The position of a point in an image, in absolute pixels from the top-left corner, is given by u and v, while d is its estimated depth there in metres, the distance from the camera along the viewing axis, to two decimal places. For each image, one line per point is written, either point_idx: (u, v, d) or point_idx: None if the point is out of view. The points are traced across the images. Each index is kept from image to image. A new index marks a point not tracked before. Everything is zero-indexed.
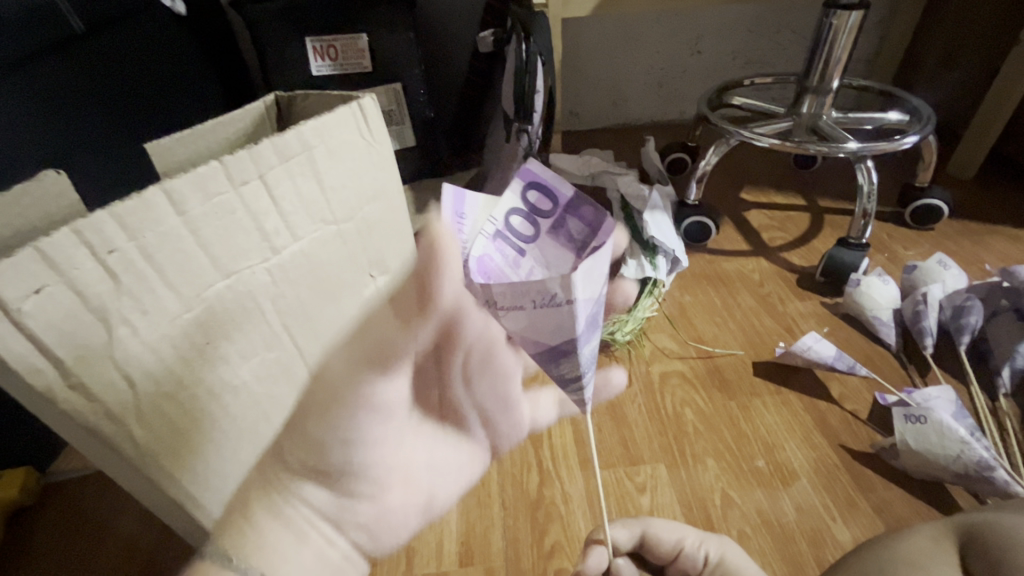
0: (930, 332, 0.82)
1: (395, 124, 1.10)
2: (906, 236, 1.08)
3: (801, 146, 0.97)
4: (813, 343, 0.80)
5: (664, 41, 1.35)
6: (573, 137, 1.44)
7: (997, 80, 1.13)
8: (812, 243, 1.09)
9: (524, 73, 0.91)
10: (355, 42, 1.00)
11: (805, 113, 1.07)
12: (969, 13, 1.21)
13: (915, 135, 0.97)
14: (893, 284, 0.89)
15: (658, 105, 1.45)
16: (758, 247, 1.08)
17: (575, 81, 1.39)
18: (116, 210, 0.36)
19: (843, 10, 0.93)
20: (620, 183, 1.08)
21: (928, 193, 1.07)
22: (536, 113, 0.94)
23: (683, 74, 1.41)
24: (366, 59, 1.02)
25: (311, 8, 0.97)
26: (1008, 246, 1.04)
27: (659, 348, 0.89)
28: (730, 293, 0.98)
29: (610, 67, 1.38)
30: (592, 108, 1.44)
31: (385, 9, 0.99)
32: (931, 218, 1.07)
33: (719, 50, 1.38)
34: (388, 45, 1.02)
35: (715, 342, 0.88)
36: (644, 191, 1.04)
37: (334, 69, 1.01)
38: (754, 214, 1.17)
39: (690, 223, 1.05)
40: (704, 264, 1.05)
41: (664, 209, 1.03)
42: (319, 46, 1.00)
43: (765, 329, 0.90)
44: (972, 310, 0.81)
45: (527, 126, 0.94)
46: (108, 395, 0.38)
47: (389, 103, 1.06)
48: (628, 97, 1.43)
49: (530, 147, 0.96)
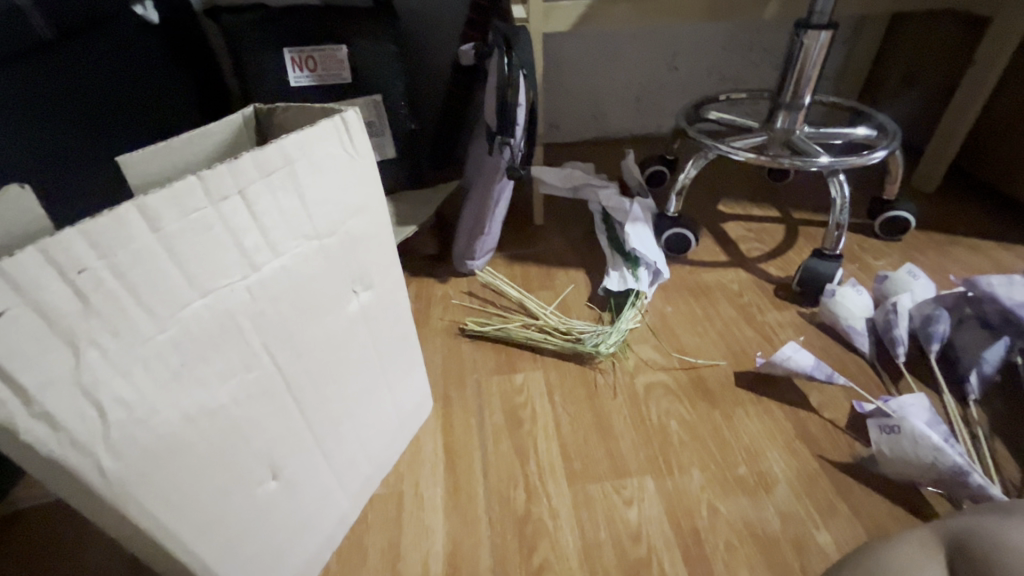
0: (902, 341, 0.83)
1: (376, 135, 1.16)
2: (876, 247, 1.12)
3: (775, 160, 1.00)
4: (793, 353, 0.79)
5: (641, 56, 1.38)
6: (554, 150, 1.46)
7: (957, 97, 1.18)
8: (788, 254, 1.12)
9: (506, 85, 0.89)
10: (335, 51, 1.05)
11: (779, 128, 1.09)
12: (930, 31, 1.26)
13: (884, 150, 1.00)
14: (866, 294, 0.91)
15: (636, 118, 1.48)
16: (736, 259, 1.10)
17: (554, 94, 1.41)
18: (87, 228, 0.34)
19: (812, 30, 0.96)
20: (603, 195, 1.10)
21: (895, 205, 1.10)
22: (518, 127, 0.92)
23: (661, 88, 1.43)
24: (345, 69, 1.07)
25: (297, 21, 1.03)
26: (971, 257, 1.08)
27: (643, 359, 0.89)
28: (711, 303, 0.99)
29: (589, 81, 1.40)
30: (572, 120, 1.46)
31: (364, 23, 1.06)
32: (898, 229, 1.11)
33: (695, 65, 1.41)
34: (367, 54, 1.07)
35: (696, 353, 0.89)
36: (625, 203, 1.06)
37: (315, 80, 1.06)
38: (732, 225, 1.20)
39: (670, 236, 1.06)
40: (684, 275, 1.07)
41: (645, 220, 1.05)
42: (297, 57, 1.04)
43: (745, 338, 0.92)
44: (940, 319, 0.82)
45: (509, 139, 0.92)
46: (75, 424, 0.35)
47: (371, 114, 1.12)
48: (606, 110, 1.45)
49: (512, 161, 0.95)
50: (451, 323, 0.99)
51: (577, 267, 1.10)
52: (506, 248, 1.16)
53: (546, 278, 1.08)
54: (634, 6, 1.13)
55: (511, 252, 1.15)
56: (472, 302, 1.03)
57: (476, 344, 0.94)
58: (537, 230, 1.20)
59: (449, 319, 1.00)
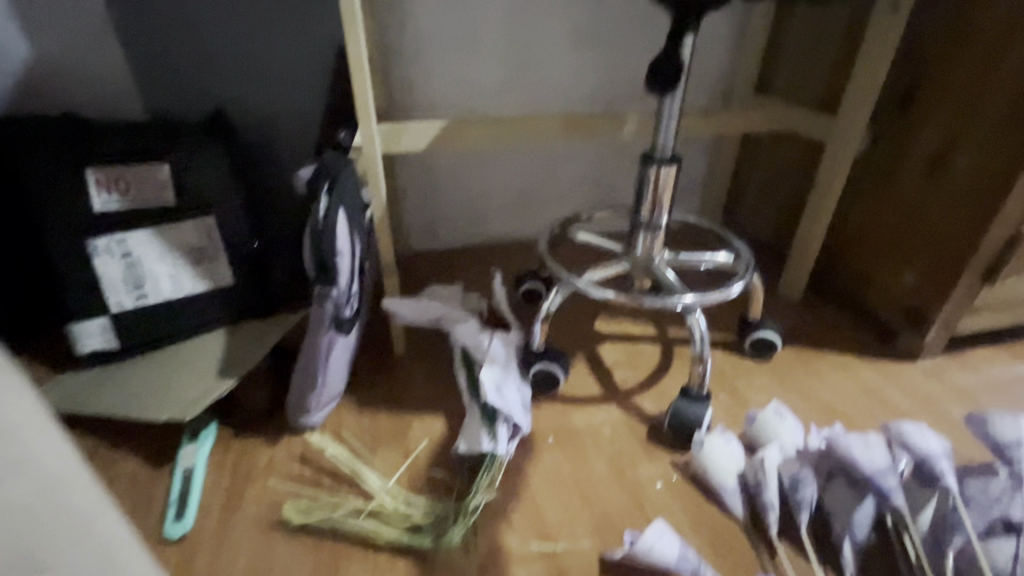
0: (772, 507, 0.76)
1: (206, 261, 1.04)
2: (748, 369, 1.08)
3: (636, 298, 0.94)
4: (657, 540, 0.72)
5: (516, 164, 1.30)
6: (424, 260, 1.33)
7: (810, 204, 1.16)
8: (663, 383, 1.02)
9: (319, 233, 0.78)
10: (155, 173, 1.00)
11: (640, 253, 1.03)
12: (783, 145, 1.29)
13: (739, 282, 0.98)
14: (735, 441, 0.84)
15: (518, 222, 1.37)
16: (610, 390, 1.00)
17: (425, 202, 1.31)
18: None
19: (659, 163, 0.94)
20: (460, 332, 0.97)
21: (761, 326, 1.07)
22: (341, 273, 0.81)
23: (541, 194, 1.35)
24: (168, 188, 1.01)
25: (108, 146, 0.99)
26: (839, 377, 1.06)
27: (492, 547, 0.77)
28: (580, 458, 0.88)
29: (463, 189, 1.31)
30: (450, 226, 1.35)
31: (188, 139, 1.02)
32: (766, 350, 1.08)
33: (572, 173, 1.34)
34: (188, 166, 1.02)
35: (558, 534, 0.78)
36: (483, 341, 0.94)
37: (124, 201, 0.99)
38: (608, 347, 1.09)
39: (537, 371, 0.96)
40: (553, 416, 0.95)
41: (508, 361, 0.93)
42: (106, 178, 0.98)
43: (613, 506, 0.82)
44: (805, 484, 0.75)
45: (329, 290, 0.81)
46: None
47: (199, 239, 1.02)
48: (486, 217, 1.35)
49: (337, 312, 0.83)
50: (271, 509, 0.82)
51: (436, 412, 0.96)
52: (356, 390, 0.99)
53: (398, 431, 0.92)
54: (490, 127, 1.07)
55: (361, 395, 0.98)
56: (302, 476, 0.86)
57: (297, 540, 0.78)
58: (394, 363, 1.04)
59: (269, 501, 0.83)
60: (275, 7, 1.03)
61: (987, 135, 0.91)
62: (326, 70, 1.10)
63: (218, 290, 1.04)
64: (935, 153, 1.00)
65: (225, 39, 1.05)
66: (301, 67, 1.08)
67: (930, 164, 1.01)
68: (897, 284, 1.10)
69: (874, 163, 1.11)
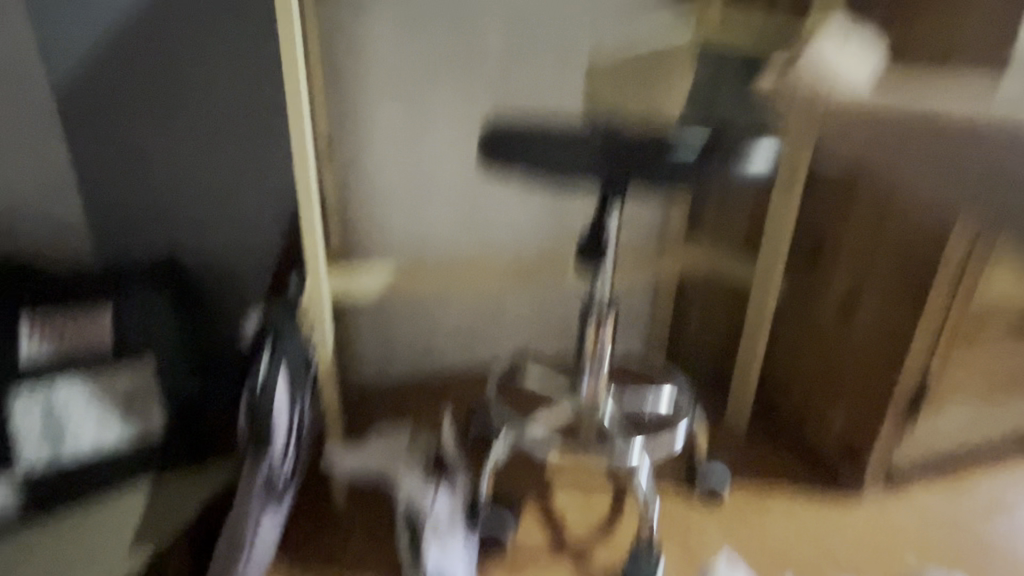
0: None
1: (138, 408, 0.99)
2: (700, 512, 1.08)
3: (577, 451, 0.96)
4: None
5: (464, 298, 1.30)
6: (376, 394, 1.30)
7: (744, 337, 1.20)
8: (616, 534, 1.00)
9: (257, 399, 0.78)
10: (98, 319, 0.99)
11: (583, 397, 1.02)
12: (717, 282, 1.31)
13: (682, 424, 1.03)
14: None
15: (466, 356, 1.33)
16: (563, 546, 0.97)
17: (371, 338, 1.28)
18: None
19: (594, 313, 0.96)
20: (404, 483, 0.95)
21: (709, 465, 1.11)
22: (279, 434, 0.81)
23: (492, 325, 1.33)
24: (106, 336, 0.99)
25: (54, 294, 1.00)
26: (787, 519, 1.08)
27: None
28: None
29: (410, 325, 1.29)
30: (399, 359, 1.31)
31: (137, 283, 1.04)
32: (713, 494, 1.09)
33: (521, 308, 1.32)
34: (132, 311, 1.01)
35: None
36: (429, 497, 0.92)
37: (58, 348, 0.96)
38: (561, 495, 1.05)
39: (485, 525, 0.95)
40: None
41: (452, 519, 0.91)
42: (41, 327, 0.96)
43: None
44: None
45: (263, 457, 0.79)
46: None
47: (132, 385, 0.98)
48: (436, 350, 1.32)
49: (271, 480, 0.81)
50: None
51: None
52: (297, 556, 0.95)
53: None
54: (437, 272, 1.11)
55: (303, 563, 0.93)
56: None
57: None
58: (337, 520, 1.00)
59: None
60: (234, 165, 1.09)
61: (878, 288, 1.03)
62: (275, 222, 1.13)
63: (146, 439, 0.99)
64: (845, 302, 1.09)
65: (183, 188, 1.09)
66: (251, 214, 1.12)
67: (843, 311, 1.09)
68: (829, 420, 1.14)
69: (794, 303, 1.19)
